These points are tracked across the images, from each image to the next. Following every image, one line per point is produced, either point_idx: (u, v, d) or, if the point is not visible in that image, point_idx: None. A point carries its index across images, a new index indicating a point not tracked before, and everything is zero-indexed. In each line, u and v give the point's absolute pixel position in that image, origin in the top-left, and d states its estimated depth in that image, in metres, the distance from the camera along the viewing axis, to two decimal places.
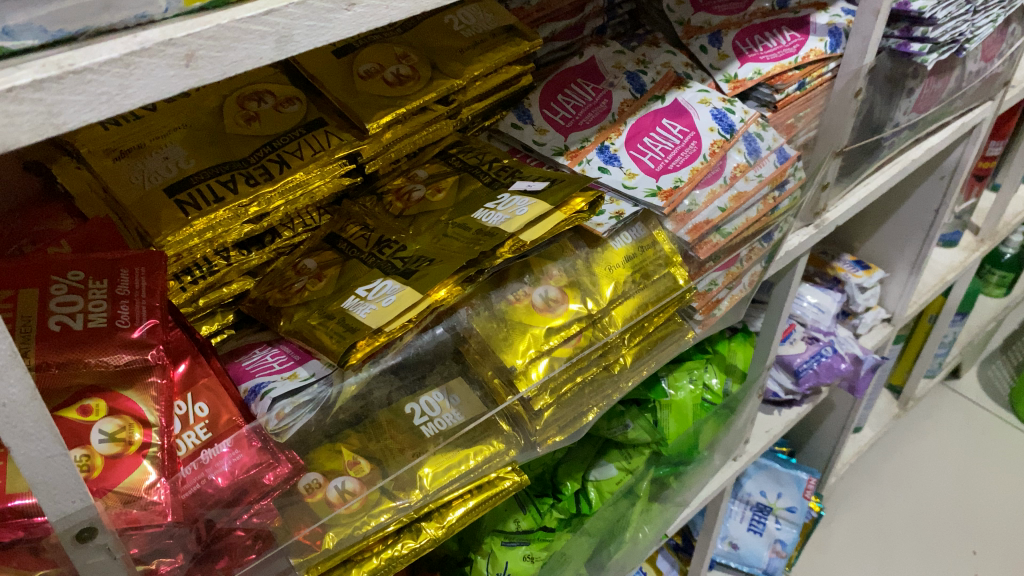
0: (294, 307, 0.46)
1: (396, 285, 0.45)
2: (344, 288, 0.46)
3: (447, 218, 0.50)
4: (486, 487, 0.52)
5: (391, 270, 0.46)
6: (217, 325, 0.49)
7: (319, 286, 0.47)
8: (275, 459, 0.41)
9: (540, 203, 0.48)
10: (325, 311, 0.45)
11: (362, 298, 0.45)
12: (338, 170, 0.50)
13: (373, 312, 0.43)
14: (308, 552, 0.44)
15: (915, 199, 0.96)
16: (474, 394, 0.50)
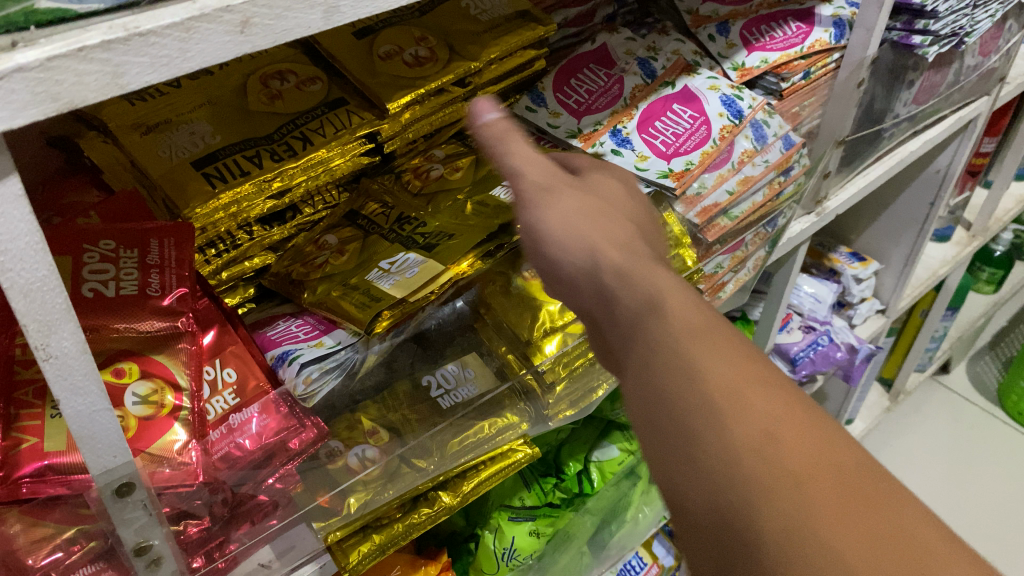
0: (317, 281, 0.48)
1: (419, 258, 0.47)
2: (368, 261, 0.48)
3: (467, 199, 0.52)
4: (499, 458, 0.54)
5: (412, 244, 0.49)
6: (239, 298, 0.51)
7: (341, 260, 0.49)
8: (299, 426, 0.43)
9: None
10: (348, 283, 0.47)
11: (385, 271, 0.47)
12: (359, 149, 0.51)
13: (398, 282, 0.45)
14: (330, 517, 0.46)
15: (911, 192, 0.97)
16: (488, 368, 0.52)
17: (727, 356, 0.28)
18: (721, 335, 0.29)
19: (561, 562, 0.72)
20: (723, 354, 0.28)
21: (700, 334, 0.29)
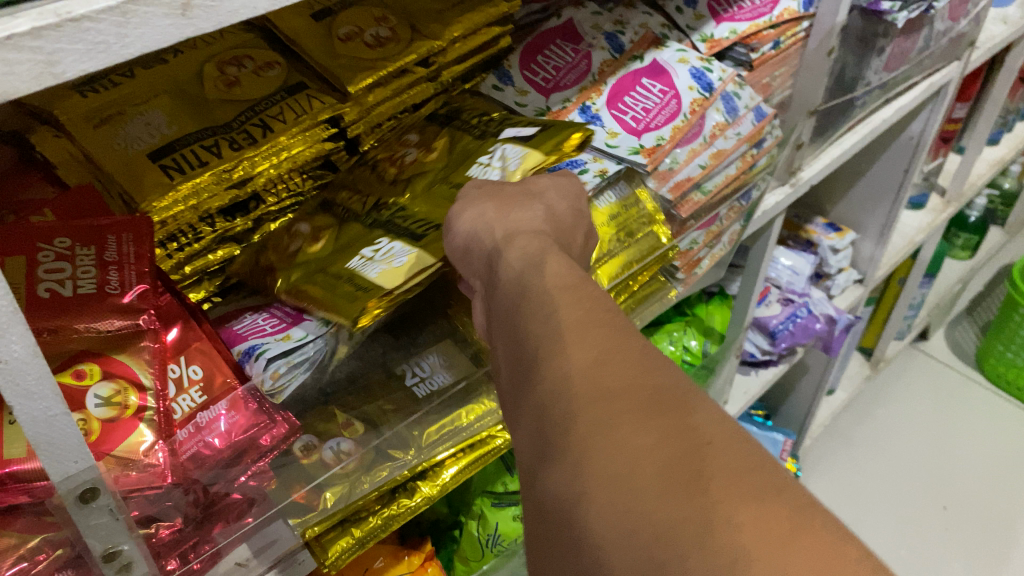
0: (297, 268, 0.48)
1: (405, 247, 0.45)
2: (352, 250, 0.47)
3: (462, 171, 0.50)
4: (478, 445, 0.53)
5: (402, 230, 0.47)
6: (204, 292, 0.50)
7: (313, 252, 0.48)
8: (269, 423, 0.42)
9: (532, 152, 0.48)
10: (330, 271, 0.46)
11: (368, 258, 0.46)
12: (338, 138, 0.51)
13: (384, 270, 0.44)
14: (307, 512, 0.45)
15: (885, 160, 0.97)
16: (464, 355, 0.50)
17: (587, 317, 0.29)
18: (577, 300, 0.30)
19: None
20: (574, 312, 0.30)
21: (565, 295, 0.30)
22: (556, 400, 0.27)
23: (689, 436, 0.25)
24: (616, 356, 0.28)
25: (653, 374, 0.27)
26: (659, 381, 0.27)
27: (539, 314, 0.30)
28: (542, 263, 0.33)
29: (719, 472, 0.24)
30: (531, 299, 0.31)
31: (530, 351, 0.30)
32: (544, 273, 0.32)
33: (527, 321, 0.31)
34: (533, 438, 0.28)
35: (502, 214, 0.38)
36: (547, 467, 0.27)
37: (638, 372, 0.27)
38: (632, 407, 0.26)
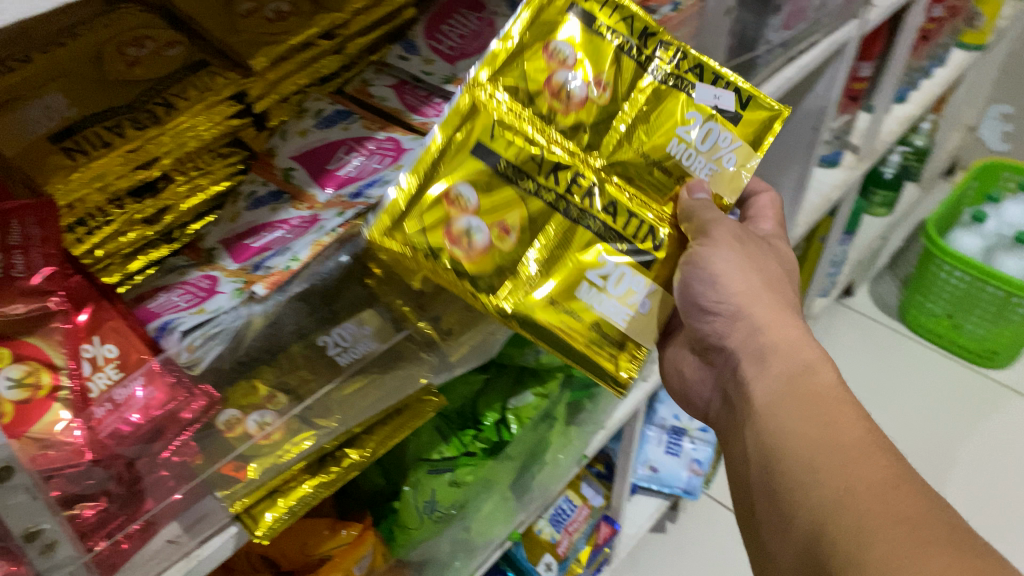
0: (477, 276, 0.49)
1: (638, 278, 0.50)
2: (575, 265, 0.49)
3: (631, 149, 0.50)
4: (404, 410, 0.55)
5: (607, 226, 0.49)
6: (144, 262, 0.48)
7: (478, 260, 0.49)
8: (189, 396, 0.43)
9: (750, 153, 0.51)
10: (559, 302, 0.49)
11: (599, 287, 0.49)
12: (500, 143, 0.49)
13: (633, 319, 0.50)
14: (234, 485, 0.45)
15: (795, 119, 1.00)
16: (384, 320, 0.52)
17: (843, 420, 0.45)
18: (848, 413, 0.45)
19: (484, 510, 0.74)
20: (850, 426, 0.44)
21: (836, 406, 0.45)
22: (789, 480, 0.44)
23: (894, 502, 0.39)
24: (852, 452, 0.43)
25: (874, 459, 0.42)
26: (876, 469, 0.41)
27: (797, 417, 0.46)
28: (813, 371, 0.48)
29: (887, 525, 0.38)
30: (795, 402, 0.47)
31: (776, 450, 0.46)
32: (778, 373, 0.49)
33: (779, 425, 0.47)
34: (765, 499, 0.45)
35: (746, 272, 0.52)
36: (774, 511, 0.44)
37: (871, 462, 0.42)
38: (847, 482, 0.41)
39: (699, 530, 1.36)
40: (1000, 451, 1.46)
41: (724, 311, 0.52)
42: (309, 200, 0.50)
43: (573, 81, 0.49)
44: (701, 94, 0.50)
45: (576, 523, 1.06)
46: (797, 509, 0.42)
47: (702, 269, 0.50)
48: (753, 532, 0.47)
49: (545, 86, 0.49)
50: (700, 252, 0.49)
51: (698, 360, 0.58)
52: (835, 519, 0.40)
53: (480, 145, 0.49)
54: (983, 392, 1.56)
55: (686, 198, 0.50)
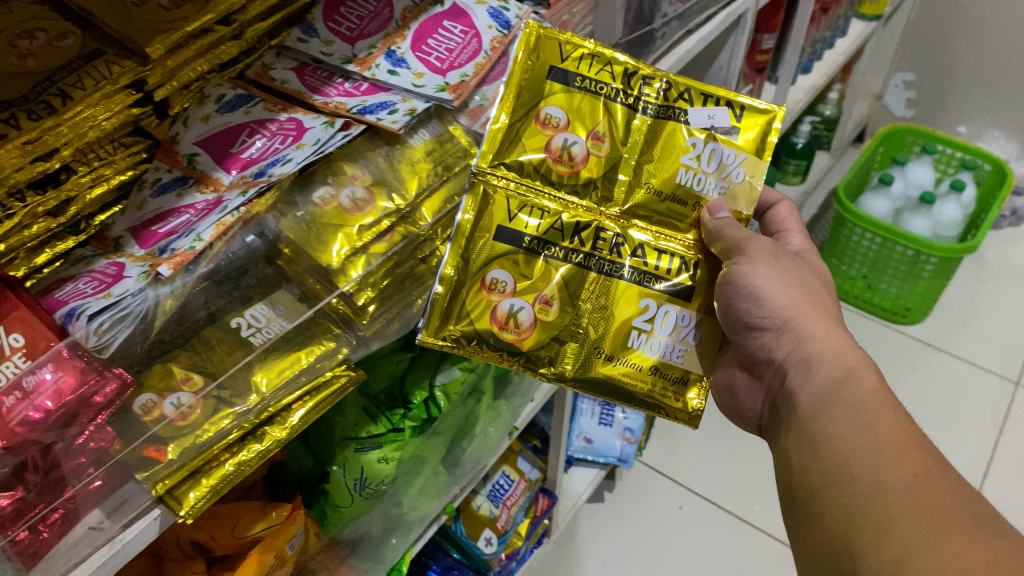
0: (538, 347, 0.60)
1: (675, 315, 0.61)
2: (623, 317, 0.60)
3: (643, 190, 0.60)
4: (322, 387, 0.54)
5: (639, 273, 0.60)
6: (51, 253, 0.48)
7: (529, 335, 0.60)
8: (100, 380, 0.44)
9: (755, 161, 0.60)
10: (620, 350, 0.61)
11: (646, 331, 0.60)
12: (519, 223, 0.59)
13: (689, 352, 0.61)
14: (155, 466, 0.45)
15: None
16: (294, 297, 0.52)
17: (882, 420, 0.50)
18: (888, 415, 0.50)
19: (415, 485, 0.75)
20: (888, 426, 0.50)
21: (874, 407, 0.51)
22: (827, 475, 0.50)
23: (923, 493, 0.45)
24: (888, 450, 0.48)
25: (908, 457, 0.47)
26: (909, 465, 0.47)
27: (840, 420, 0.51)
28: (855, 377, 0.53)
29: (915, 515, 0.44)
30: (838, 407, 0.52)
31: (817, 447, 0.52)
32: (824, 382, 0.54)
33: (823, 426, 0.52)
34: (803, 491, 0.52)
35: (789, 287, 0.59)
36: (808, 506, 0.51)
37: (904, 460, 0.47)
38: (878, 477, 0.47)
39: (636, 497, 1.40)
40: (923, 405, 1.53)
41: (770, 326, 0.58)
42: (213, 183, 0.51)
43: (574, 142, 0.59)
44: (696, 117, 0.61)
45: (514, 497, 1.08)
46: (830, 504, 0.49)
47: (744, 287, 0.57)
48: (792, 516, 0.53)
49: (548, 155, 0.59)
50: (741, 269, 0.57)
51: (744, 375, 0.64)
52: (864, 510, 0.46)
53: (505, 230, 0.58)
54: (904, 349, 1.63)
55: (710, 219, 0.59)
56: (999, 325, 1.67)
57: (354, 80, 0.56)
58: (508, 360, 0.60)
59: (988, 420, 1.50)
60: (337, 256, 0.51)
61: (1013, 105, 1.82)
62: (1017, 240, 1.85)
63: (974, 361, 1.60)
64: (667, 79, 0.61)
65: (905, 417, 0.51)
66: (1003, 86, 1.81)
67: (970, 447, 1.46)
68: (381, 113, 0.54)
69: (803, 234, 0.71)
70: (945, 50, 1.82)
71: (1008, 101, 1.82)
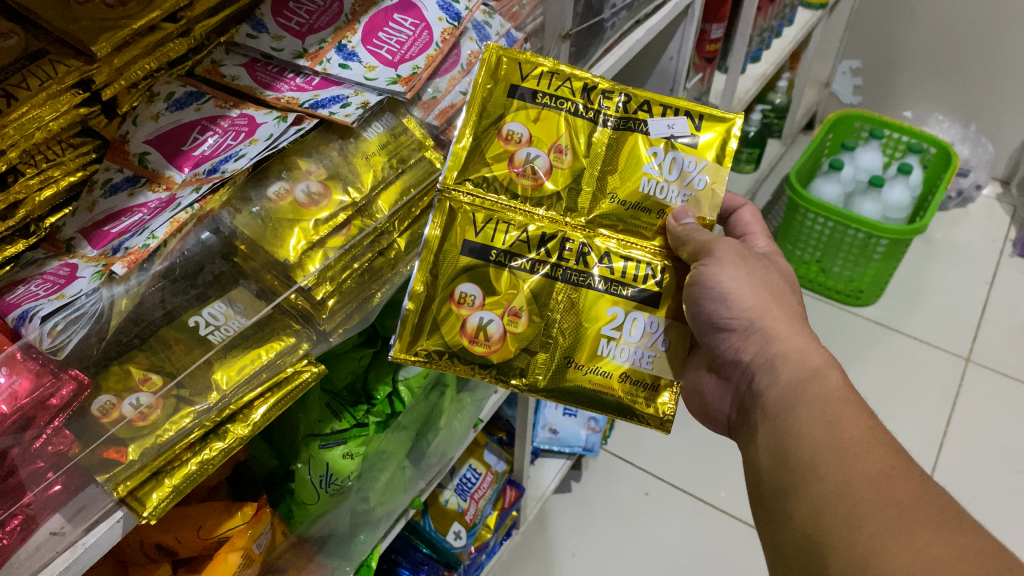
0: (509, 358, 0.61)
1: (643, 322, 0.61)
2: (592, 325, 0.61)
3: (608, 200, 0.62)
4: (284, 383, 0.54)
5: (606, 281, 0.61)
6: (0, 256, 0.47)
7: (499, 347, 0.61)
8: (56, 381, 0.43)
9: (716, 168, 0.62)
10: (589, 358, 0.61)
11: (616, 338, 0.61)
12: (484, 236, 0.60)
13: (660, 357, 0.62)
14: (115, 468, 0.45)
15: (653, 81, 1.05)
16: (252, 293, 0.51)
17: (846, 418, 0.51)
18: (851, 412, 0.52)
19: (382, 479, 0.75)
20: (853, 423, 0.51)
21: (837, 405, 0.52)
22: (796, 471, 0.51)
23: (888, 489, 0.46)
24: (852, 448, 0.49)
25: (872, 454, 0.49)
26: (874, 462, 0.48)
27: (806, 418, 0.53)
28: (820, 376, 0.55)
29: (882, 512, 0.45)
30: (803, 406, 0.54)
31: (785, 444, 0.53)
32: (789, 381, 0.56)
33: (790, 424, 0.53)
34: (773, 487, 0.53)
35: (755, 288, 0.60)
36: (780, 505, 0.52)
37: (869, 457, 0.49)
38: (844, 476, 0.48)
39: (602, 485, 1.41)
40: (878, 385, 1.57)
41: (736, 327, 0.59)
42: (166, 181, 0.50)
43: (536, 156, 0.61)
44: (656, 127, 0.62)
45: (481, 490, 1.09)
46: (799, 503, 0.50)
47: (712, 287, 0.58)
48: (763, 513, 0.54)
49: (512, 169, 0.61)
50: (708, 271, 0.58)
51: (715, 377, 0.66)
52: (831, 508, 0.47)
53: (470, 244, 0.60)
54: (858, 331, 1.67)
55: (675, 225, 0.60)
56: (948, 302, 1.71)
57: (305, 75, 0.56)
58: (482, 372, 0.61)
59: (941, 396, 1.54)
60: (294, 250, 0.51)
61: (955, 88, 1.87)
62: (963, 220, 1.90)
63: (925, 339, 1.64)
64: (626, 92, 0.63)
65: (867, 414, 0.52)
66: (945, 71, 1.85)
67: (924, 424, 1.50)
68: (334, 106, 0.54)
69: (768, 238, 0.73)
70: (888, 37, 1.87)
71: (951, 85, 1.87)
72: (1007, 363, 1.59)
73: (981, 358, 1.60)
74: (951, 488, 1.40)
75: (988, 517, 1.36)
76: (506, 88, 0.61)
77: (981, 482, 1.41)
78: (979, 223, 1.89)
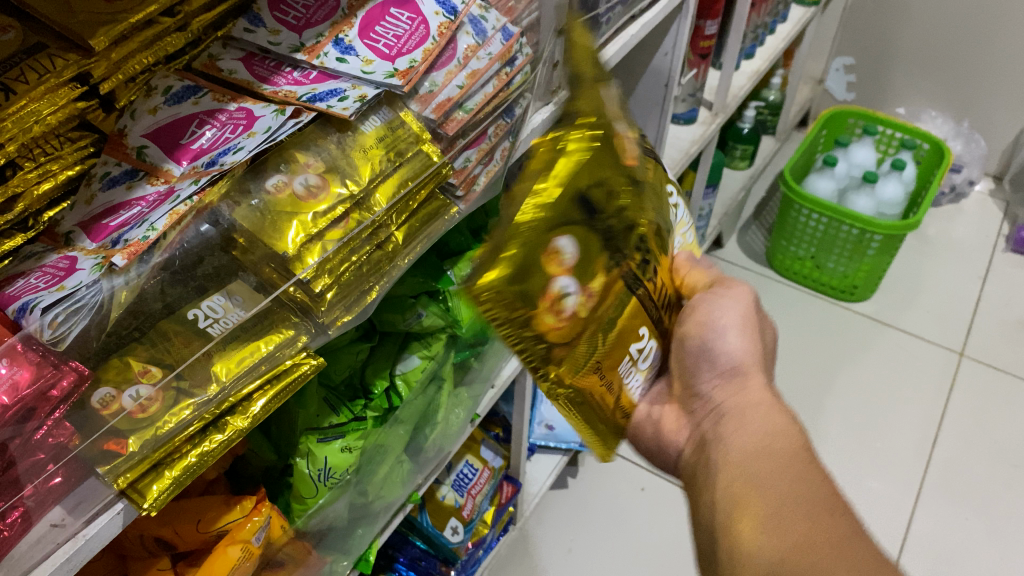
0: (562, 353, 0.51)
1: (648, 348, 0.60)
2: (628, 343, 0.57)
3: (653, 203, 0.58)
4: (283, 376, 0.54)
5: (648, 302, 0.58)
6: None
7: (566, 330, 0.50)
8: (56, 372, 0.44)
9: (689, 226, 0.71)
10: (612, 368, 0.56)
11: (631, 360, 0.58)
12: (584, 199, 0.50)
13: (644, 389, 0.62)
14: (115, 459, 0.45)
15: (648, 77, 1.05)
16: (251, 286, 0.52)
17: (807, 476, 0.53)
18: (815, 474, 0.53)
19: (380, 473, 0.76)
20: (819, 483, 0.52)
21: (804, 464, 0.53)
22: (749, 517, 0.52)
23: (848, 550, 0.47)
24: (817, 507, 0.50)
25: (834, 519, 0.50)
26: (838, 526, 0.49)
27: (767, 468, 0.54)
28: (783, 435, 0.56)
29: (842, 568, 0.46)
30: (765, 458, 0.54)
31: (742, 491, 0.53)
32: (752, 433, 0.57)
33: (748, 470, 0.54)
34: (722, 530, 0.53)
35: (749, 329, 0.63)
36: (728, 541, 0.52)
37: (834, 520, 0.50)
38: (809, 532, 0.49)
39: (599, 482, 1.41)
40: (872, 380, 1.57)
41: (724, 370, 0.61)
42: (164, 175, 0.50)
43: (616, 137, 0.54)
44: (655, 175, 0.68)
45: (478, 485, 1.09)
46: (747, 554, 0.50)
47: (719, 315, 0.62)
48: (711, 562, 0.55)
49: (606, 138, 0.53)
50: (720, 299, 0.63)
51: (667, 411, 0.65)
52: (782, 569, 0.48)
53: (581, 198, 0.49)
54: (853, 326, 1.67)
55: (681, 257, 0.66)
56: (942, 297, 1.72)
57: (303, 69, 0.56)
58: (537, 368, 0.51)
59: (935, 390, 1.55)
60: (294, 243, 0.51)
61: (948, 85, 1.88)
62: (957, 216, 1.91)
63: (919, 335, 1.65)
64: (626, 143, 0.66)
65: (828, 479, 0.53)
66: (939, 68, 1.86)
67: (918, 419, 1.50)
68: (331, 100, 0.54)
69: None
70: (882, 34, 1.87)
71: (944, 82, 1.88)
72: (1000, 358, 1.60)
73: (974, 352, 1.61)
74: (945, 482, 1.41)
75: (981, 511, 1.37)
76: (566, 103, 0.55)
77: (975, 477, 1.42)
78: (971, 218, 1.90)
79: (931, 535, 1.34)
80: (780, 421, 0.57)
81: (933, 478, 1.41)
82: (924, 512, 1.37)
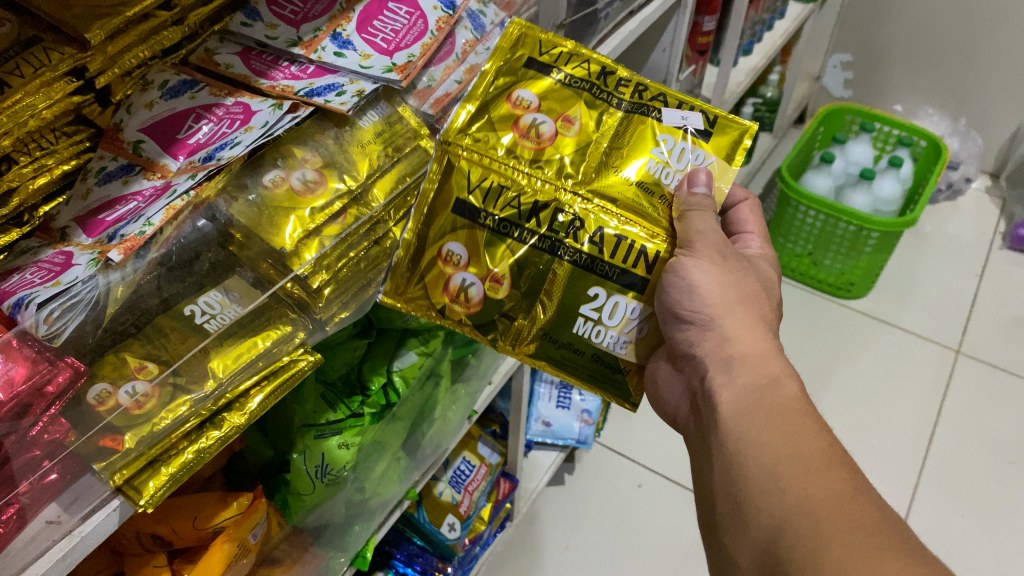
0: (484, 322, 0.61)
1: (624, 305, 0.59)
2: (570, 301, 0.59)
3: (614, 172, 0.59)
4: (281, 371, 0.54)
5: (597, 259, 0.58)
6: None
7: (476, 310, 0.60)
8: (52, 368, 0.43)
9: (725, 166, 0.60)
10: (559, 340, 0.60)
11: (598, 319, 0.59)
12: (476, 197, 0.58)
13: (632, 344, 0.61)
14: (111, 456, 0.45)
15: (647, 73, 1.05)
16: (247, 282, 0.51)
17: (807, 431, 0.50)
18: (810, 425, 0.51)
19: (377, 470, 0.76)
20: (813, 438, 0.50)
21: (796, 417, 0.52)
22: (751, 487, 0.50)
23: (850, 510, 0.45)
24: (815, 463, 0.48)
25: (834, 473, 0.48)
26: (836, 481, 0.47)
27: (763, 426, 0.52)
28: (777, 385, 0.54)
29: (845, 532, 0.44)
30: (762, 413, 0.52)
31: (737, 458, 0.51)
32: (745, 387, 0.54)
33: (747, 434, 0.52)
34: (725, 495, 0.52)
35: (724, 288, 0.58)
36: (733, 514, 0.50)
37: (831, 475, 0.48)
38: (805, 491, 0.47)
39: (594, 478, 1.41)
40: (868, 377, 1.57)
41: (696, 321, 0.57)
42: (160, 170, 0.50)
43: (543, 122, 0.60)
44: (670, 116, 0.61)
45: (475, 482, 1.09)
46: (757, 511, 0.48)
47: (681, 277, 0.57)
48: (713, 531, 0.54)
49: (516, 132, 0.59)
50: (682, 261, 0.57)
51: (670, 368, 0.61)
52: (792, 523, 0.46)
53: (461, 202, 0.58)
54: (850, 324, 1.67)
55: (685, 191, 0.59)
56: (939, 294, 1.72)
57: (300, 63, 0.56)
58: (463, 329, 0.62)
59: (931, 387, 1.55)
60: (291, 239, 0.51)
61: (946, 82, 1.88)
62: (953, 213, 1.91)
63: (917, 332, 1.65)
64: (643, 83, 0.63)
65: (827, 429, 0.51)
66: (936, 64, 1.86)
67: (914, 416, 1.50)
68: (329, 95, 0.54)
69: (762, 240, 0.72)
70: (881, 31, 1.87)
71: (941, 79, 1.88)
72: (997, 354, 1.60)
73: (971, 349, 1.61)
74: (941, 478, 1.41)
75: (978, 507, 1.37)
76: (523, 59, 0.62)
77: (971, 473, 1.42)
78: (968, 216, 1.90)
79: (928, 530, 1.34)
80: (767, 371, 0.55)
81: (929, 474, 1.42)
82: (921, 508, 1.37)
